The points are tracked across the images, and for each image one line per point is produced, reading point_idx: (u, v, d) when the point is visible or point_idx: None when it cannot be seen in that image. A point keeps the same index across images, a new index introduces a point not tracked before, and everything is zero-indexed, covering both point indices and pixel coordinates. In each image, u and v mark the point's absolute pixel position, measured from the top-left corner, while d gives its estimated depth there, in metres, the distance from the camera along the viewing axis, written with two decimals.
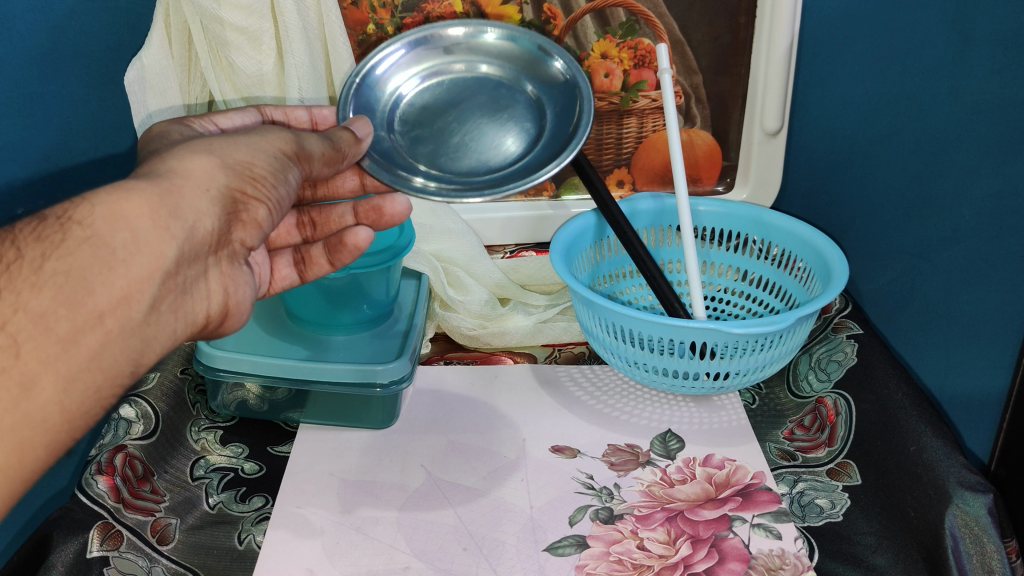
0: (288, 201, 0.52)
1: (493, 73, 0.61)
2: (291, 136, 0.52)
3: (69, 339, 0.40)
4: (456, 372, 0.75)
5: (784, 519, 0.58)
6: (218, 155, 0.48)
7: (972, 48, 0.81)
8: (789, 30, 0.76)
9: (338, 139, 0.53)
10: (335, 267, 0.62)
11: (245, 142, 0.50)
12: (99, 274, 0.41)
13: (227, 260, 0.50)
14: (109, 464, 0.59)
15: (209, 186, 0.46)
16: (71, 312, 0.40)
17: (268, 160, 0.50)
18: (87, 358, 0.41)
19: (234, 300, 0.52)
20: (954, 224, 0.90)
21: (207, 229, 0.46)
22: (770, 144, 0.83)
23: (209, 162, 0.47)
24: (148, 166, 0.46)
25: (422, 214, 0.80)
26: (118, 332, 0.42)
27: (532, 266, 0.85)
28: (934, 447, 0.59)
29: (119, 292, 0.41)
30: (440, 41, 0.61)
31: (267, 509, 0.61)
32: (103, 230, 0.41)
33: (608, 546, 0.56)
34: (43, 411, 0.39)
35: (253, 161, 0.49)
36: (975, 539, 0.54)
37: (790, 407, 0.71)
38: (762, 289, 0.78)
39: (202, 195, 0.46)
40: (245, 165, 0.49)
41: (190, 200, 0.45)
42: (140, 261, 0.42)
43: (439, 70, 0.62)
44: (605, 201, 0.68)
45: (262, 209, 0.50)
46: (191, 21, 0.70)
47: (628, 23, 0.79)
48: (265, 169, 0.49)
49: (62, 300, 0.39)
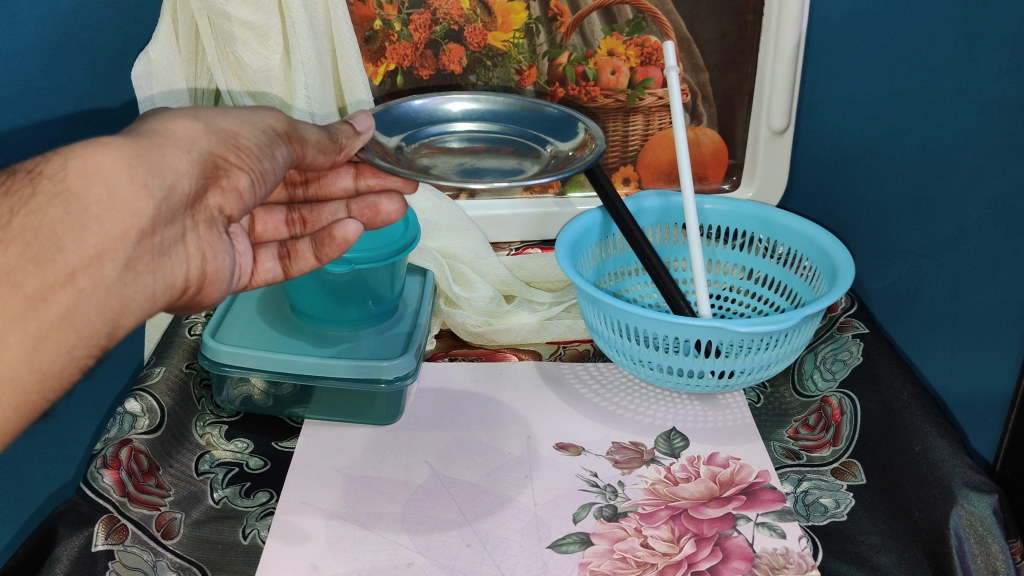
0: (276, 177, 0.54)
1: (504, 131, 0.63)
2: (287, 118, 0.54)
3: (38, 297, 0.41)
4: (461, 369, 0.75)
5: (789, 519, 0.58)
6: (204, 121, 0.50)
7: (979, 47, 0.81)
8: (797, 28, 0.76)
9: (337, 132, 0.56)
10: (320, 263, 0.61)
11: (236, 113, 0.52)
12: (71, 231, 0.42)
13: (206, 225, 0.51)
14: (115, 457, 0.59)
15: (191, 148, 0.48)
16: (40, 269, 0.41)
17: (256, 133, 0.52)
18: (59, 316, 0.42)
19: (212, 267, 0.52)
20: (962, 224, 0.90)
21: (185, 190, 0.47)
22: (776, 143, 0.83)
23: (194, 126, 0.49)
24: (132, 126, 0.48)
25: (427, 210, 0.80)
26: (92, 291, 0.43)
27: (537, 263, 0.85)
28: (940, 447, 0.59)
29: (91, 250, 0.42)
30: (466, 99, 0.64)
31: (271, 504, 0.61)
32: (75, 185, 0.42)
33: (613, 544, 0.56)
34: (13, 370, 0.40)
35: (239, 131, 0.51)
36: (980, 540, 0.54)
37: (795, 406, 0.70)
38: (768, 288, 0.78)
39: (184, 154, 0.47)
40: (232, 134, 0.50)
41: (171, 158, 0.46)
42: (116, 218, 0.43)
43: (454, 126, 0.64)
44: (612, 199, 0.67)
45: (244, 178, 0.51)
46: (198, 15, 0.70)
47: (636, 21, 0.79)
48: (251, 140, 0.51)
49: (30, 257, 0.40)
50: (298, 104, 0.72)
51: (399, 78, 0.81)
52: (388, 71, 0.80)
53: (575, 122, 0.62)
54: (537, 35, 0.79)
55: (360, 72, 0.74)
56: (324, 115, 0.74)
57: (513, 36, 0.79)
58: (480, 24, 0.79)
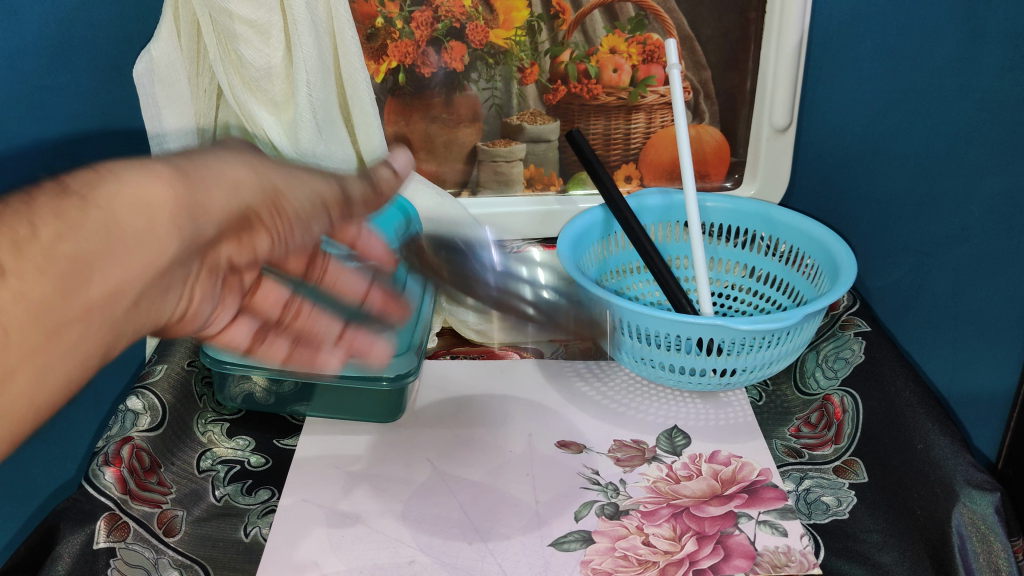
0: (308, 239, 0.50)
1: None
2: (337, 183, 0.48)
3: (52, 331, 0.37)
4: (461, 367, 0.75)
5: (790, 516, 0.58)
6: (257, 170, 0.45)
7: (982, 45, 0.80)
8: (800, 24, 0.75)
9: (379, 182, 0.50)
10: (304, 335, 0.62)
11: (291, 171, 0.47)
12: (100, 263, 0.39)
13: (208, 272, 0.50)
14: (117, 455, 0.59)
15: (236, 196, 0.44)
16: (62, 303, 0.38)
17: (306, 199, 0.46)
18: (65, 349, 0.39)
19: (195, 310, 0.52)
20: (964, 222, 0.90)
21: (208, 237, 0.44)
22: (779, 140, 0.82)
23: (244, 172, 0.45)
24: (181, 152, 0.44)
25: (428, 208, 0.80)
26: (99, 326, 0.40)
27: (538, 262, 0.84)
28: (942, 446, 0.59)
29: (111, 286, 0.39)
30: None
31: (273, 501, 0.61)
32: (114, 211, 0.39)
33: (614, 542, 0.56)
34: None
35: (289, 195, 0.46)
36: (982, 539, 0.54)
37: (797, 404, 0.70)
38: (770, 286, 0.78)
39: (225, 201, 0.44)
40: (285, 195, 0.46)
41: (213, 204, 0.43)
42: (143, 255, 0.40)
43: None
44: (611, 192, 0.70)
45: (265, 240, 0.48)
46: (200, 13, 0.69)
47: (638, 18, 0.80)
48: (300, 207, 0.46)
49: (56, 288, 0.37)
50: (300, 101, 0.72)
51: (401, 76, 0.80)
52: (390, 69, 0.80)
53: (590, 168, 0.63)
54: (538, 33, 0.80)
55: (361, 70, 0.73)
56: (325, 113, 0.74)
57: (514, 34, 0.79)
58: (482, 21, 0.79)
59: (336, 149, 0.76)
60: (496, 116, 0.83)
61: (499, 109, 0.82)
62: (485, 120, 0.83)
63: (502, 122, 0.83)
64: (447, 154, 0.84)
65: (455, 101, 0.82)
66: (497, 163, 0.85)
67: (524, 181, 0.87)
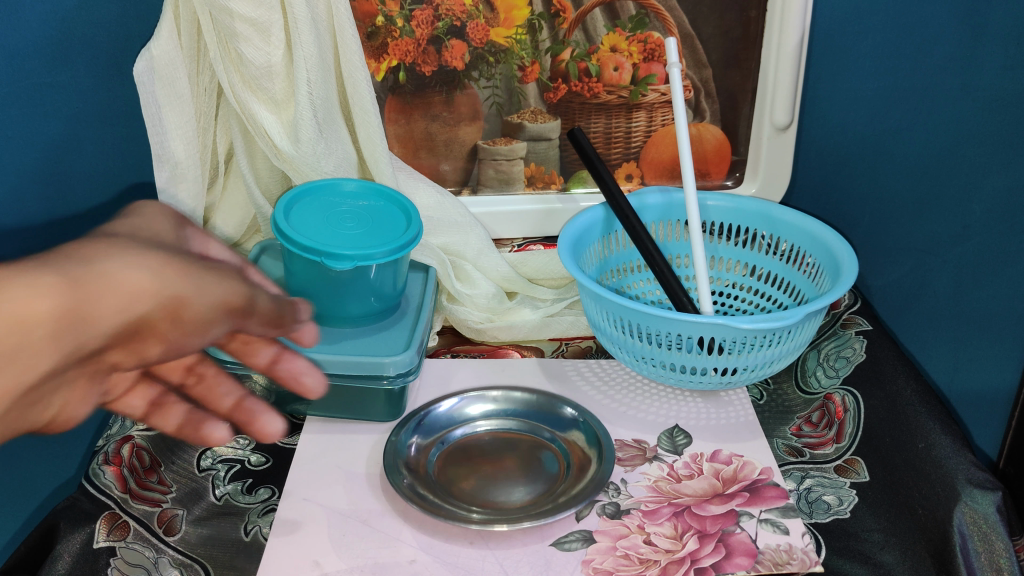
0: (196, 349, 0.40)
1: (520, 426, 0.67)
2: (242, 289, 0.41)
3: None
4: (463, 366, 0.75)
5: (792, 515, 0.58)
6: (155, 272, 0.37)
7: (982, 44, 0.81)
8: (800, 23, 0.76)
9: (284, 307, 0.43)
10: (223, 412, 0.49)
11: (195, 272, 0.39)
12: None
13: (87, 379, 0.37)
14: (117, 454, 0.60)
15: (130, 308, 0.36)
16: None
17: (204, 311, 0.39)
18: None
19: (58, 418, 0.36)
20: (965, 220, 0.90)
21: (89, 352, 0.35)
22: (780, 138, 0.83)
23: (141, 277, 0.36)
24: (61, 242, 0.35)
25: (430, 207, 0.79)
26: None
27: (540, 260, 0.84)
28: (943, 445, 0.59)
29: None
30: None
31: (273, 501, 0.61)
32: None
33: (615, 541, 0.56)
34: None
35: (188, 303, 0.38)
36: (984, 537, 0.54)
37: (799, 403, 0.70)
38: (771, 285, 0.78)
39: (122, 309, 0.36)
40: (178, 303, 0.37)
41: (105, 312, 0.35)
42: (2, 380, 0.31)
43: (475, 425, 0.67)
44: (613, 193, 0.70)
45: (156, 349, 0.39)
46: (201, 12, 0.69)
47: (638, 17, 0.80)
48: (194, 320, 0.38)
49: None
50: (300, 99, 0.72)
51: (401, 75, 0.80)
52: (391, 67, 0.79)
53: (565, 404, 0.67)
54: (539, 31, 0.79)
55: (361, 68, 0.73)
56: (325, 111, 0.74)
57: (515, 33, 0.79)
58: (483, 19, 0.78)
59: (336, 148, 0.76)
60: (496, 115, 0.82)
61: (500, 108, 0.82)
62: (485, 118, 0.83)
63: (503, 120, 0.83)
64: (448, 152, 0.84)
65: (456, 99, 0.81)
66: (498, 161, 0.85)
67: (525, 179, 0.86)
